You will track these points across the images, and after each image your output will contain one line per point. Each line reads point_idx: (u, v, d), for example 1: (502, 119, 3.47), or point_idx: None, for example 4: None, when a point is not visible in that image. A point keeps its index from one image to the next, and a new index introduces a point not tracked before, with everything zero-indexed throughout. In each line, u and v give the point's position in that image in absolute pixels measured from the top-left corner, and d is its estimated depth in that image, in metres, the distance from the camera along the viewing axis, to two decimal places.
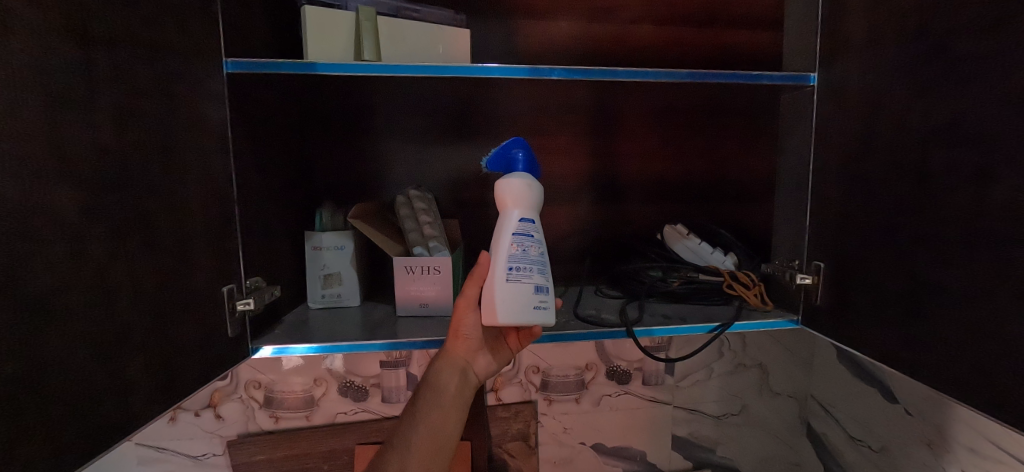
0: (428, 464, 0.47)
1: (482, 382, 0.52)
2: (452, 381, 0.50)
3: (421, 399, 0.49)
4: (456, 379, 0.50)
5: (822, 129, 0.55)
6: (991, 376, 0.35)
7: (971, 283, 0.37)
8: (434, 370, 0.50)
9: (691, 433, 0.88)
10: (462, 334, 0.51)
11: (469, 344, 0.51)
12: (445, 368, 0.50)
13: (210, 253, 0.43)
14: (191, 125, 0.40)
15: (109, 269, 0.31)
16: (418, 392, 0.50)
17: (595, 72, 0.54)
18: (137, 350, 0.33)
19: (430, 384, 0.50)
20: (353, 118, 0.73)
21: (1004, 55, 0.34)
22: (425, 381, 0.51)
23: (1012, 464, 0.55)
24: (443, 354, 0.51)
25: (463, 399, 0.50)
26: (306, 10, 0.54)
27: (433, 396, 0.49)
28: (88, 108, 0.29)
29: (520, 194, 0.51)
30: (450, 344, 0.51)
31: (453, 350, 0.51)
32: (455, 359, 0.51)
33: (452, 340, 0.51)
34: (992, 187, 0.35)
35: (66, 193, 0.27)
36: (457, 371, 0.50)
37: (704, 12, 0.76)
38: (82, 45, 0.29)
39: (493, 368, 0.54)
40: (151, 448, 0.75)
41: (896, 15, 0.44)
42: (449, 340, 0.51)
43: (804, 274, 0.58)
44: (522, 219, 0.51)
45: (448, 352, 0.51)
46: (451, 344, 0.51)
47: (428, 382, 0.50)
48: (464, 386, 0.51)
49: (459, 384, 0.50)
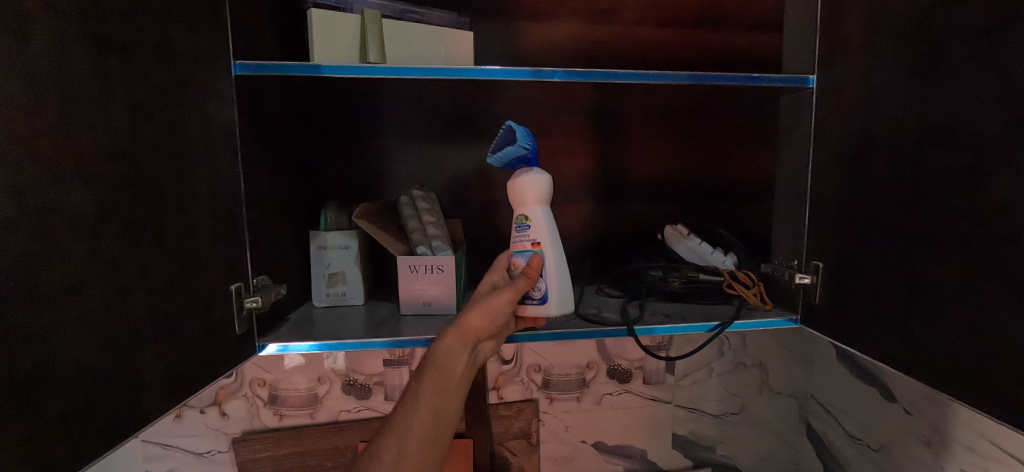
0: (422, 463, 0.45)
1: (482, 364, 0.52)
2: (461, 361, 0.49)
3: (427, 377, 0.47)
4: (464, 360, 0.50)
5: (821, 130, 0.56)
6: (987, 374, 0.36)
7: (969, 283, 0.37)
8: (446, 347, 0.49)
9: (692, 432, 0.88)
10: (489, 317, 0.51)
11: (489, 328, 0.51)
12: (456, 346, 0.49)
13: (219, 251, 0.44)
14: (201, 126, 0.41)
15: (121, 268, 0.31)
16: (420, 369, 0.48)
17: (597, 74, 0.54)
18: (149, 347, 0.34)
19: (438, 362, 0.48)
20: (357, 118, 0.73)
21: (1002, 58, 0.34)
22: (432, 355, 0.49)
23: (1011, 463, 0.55)
24: (460, 330, 0.49)
25: (466, 381, 0.50)
26: (311, 12, 0.54)
27: (440, 375, 0.48)
28: (101, 112, 0.30)
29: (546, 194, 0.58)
30: (469, 319, 0.50)
31: (473, 328, 0.50)
32: (469, 338, 0.50)
33: (472, 316, 0.50)
34: (989, 188, 0.35)
35: (81, 192, 0.28)
36: (467, 351, 0.50)
37: (705, 14, 0.77)
38: (96, 50, 0.29)
39: (492, 349, 0.54)
40: (157, 444, 0.76)
41: (895, 18, 0.44)
42: (474, 319, 0.50)
43: (803, 274, 0.59)
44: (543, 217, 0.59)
45: (467, 328, 0.50)
46: (470, 320, 0.50)
47: (435, 358, 0.48)
48: (469, 366, 0.51)
49: (466, 364, 0.50)
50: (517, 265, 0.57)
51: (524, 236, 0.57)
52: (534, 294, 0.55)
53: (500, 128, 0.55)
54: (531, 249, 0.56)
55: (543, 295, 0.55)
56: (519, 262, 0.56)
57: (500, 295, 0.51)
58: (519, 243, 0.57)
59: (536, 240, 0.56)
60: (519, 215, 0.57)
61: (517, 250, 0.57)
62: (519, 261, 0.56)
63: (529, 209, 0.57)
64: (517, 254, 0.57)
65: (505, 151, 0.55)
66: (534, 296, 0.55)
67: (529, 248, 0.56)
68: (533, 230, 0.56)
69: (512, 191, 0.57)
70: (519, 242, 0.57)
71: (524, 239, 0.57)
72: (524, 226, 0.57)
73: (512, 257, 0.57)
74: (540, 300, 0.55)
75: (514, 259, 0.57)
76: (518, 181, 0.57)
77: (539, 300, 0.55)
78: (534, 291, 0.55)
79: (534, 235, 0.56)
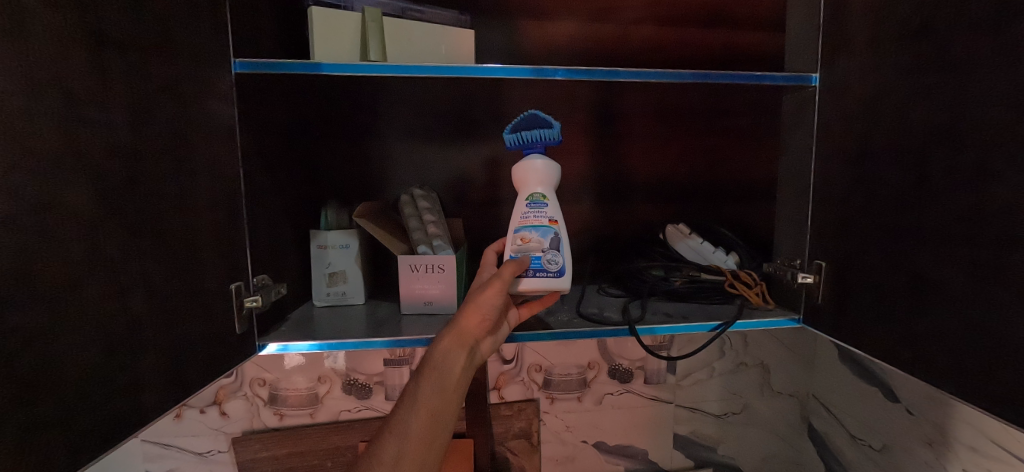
0: (419, 466, 0.44)
1: (485, 361, 0.52)
2: (460, 361, 0.49)
3: (423, 379, 0.47)
4: (462, 360, 0.49)
5: (824, 129, 0.56)
6: (990, 372, 0.36)
7: (971, 282, 0.37)
8: (444, 349, 0.48)
9: (692, 432, 0.88)
10: (479, 315, 0.50)
11: (484, 325, 0.50)
12: (452, 346, 0.48)
13: (218, 250, 0.44)
14: (201, 124, 0.41)
15: (120, 266, 0.31)
16: (418, 372, 0.48)
17: (600, 73, 0.54)
18: (149, 346, 0.34)
19: (434, 363, 0.48)
20: (357, 117, 0.73)
21: (1005, 57, 0.34)
22: (428, 357, 0.48)
23: (1013, 464, 0.55)
24: (455, 332, 0.49)
25: (466, 378, 0.50)
26: (312, 11, 0.54)
27: (437, 376, 0.47)
28: (100, 111, 0.29)
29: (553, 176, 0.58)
30: (461, 320, 0.49)
31: (466, 327, 0.49)
32: (465, 338, 0.49)
33: (463, 316, 0.50)
34: (992, 187, 0.35)
35: (81, 191, 0.28)
36: (465, 350, 0.49)
37: (706, 13, 0.76)
38: (96, 48, 0.29)
39: (497, 344, 0.53)
40: (157, 444, 0.76)
41: (898, 16, 0.44)
42: (466, 317, 0.49)
43: (805, 274, 0.58)
44: (530, 200, 0.57)
45: (461, 328, 0.49)
46: (462, 320, 0.49)
47: (432, 360, 0.48)
48: (470, 365, 0.50)
49: (465, 363, 0.49)
50: (530, 240, 0.55)
51: (540, 213, 0.56)
52: (550, 268, 0.54)
53: (528, 113, 0.55)
54: (547, 226, 0.56)
55: (560, 269, 0.55)
56: (534, 238, 0.55)
57: (485, 289, 0.50)
58: (534, 219, 0.56)
59: (553, 217, 0.56)
60: (534, 192, 0.57)
61: (533, 225, 0.55)
62: (535, 236, 0.55)
63: (545, 187, 0.57)
64: (533, 229, 0.55)
65: (537, 131, 0.56)
66: (551, 270, 0.54)
67: (546, 225, 0.56)
68: (551, 208, 0.56)
69: (530, 170, 0.57)
70: (535, 218, 0.56)
71: (541, 216, 0.56)
72: (541, 204, 0.56)
73: (527, 232, 0.55)
74: (557, 273, 0.54)
75: (528, 234, 0.55)
76: (544, 163, 0.57)
77: (555, 273, 0.54)
78: (551, 264, 0.55)
79: (551, 212, 0.56)
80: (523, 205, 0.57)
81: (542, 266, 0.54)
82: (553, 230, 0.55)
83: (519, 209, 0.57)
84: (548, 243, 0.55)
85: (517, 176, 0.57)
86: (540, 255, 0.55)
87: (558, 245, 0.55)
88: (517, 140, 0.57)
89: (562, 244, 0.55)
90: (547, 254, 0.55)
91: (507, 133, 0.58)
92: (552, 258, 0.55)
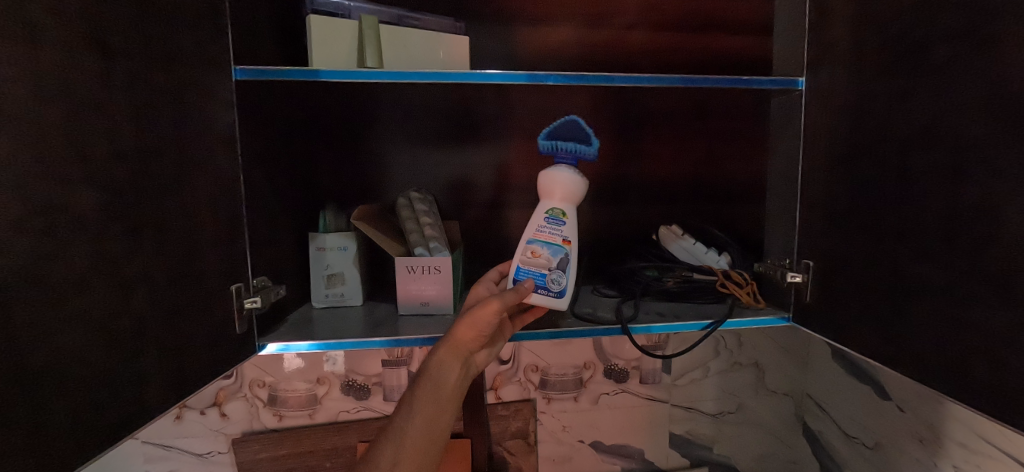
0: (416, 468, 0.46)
1: (478, 371, 0.53)
2: (454, 373, 0.50)
3: (419, 387, 0.48)
4: (456, 371, 0.50)
5: (810, 131, 0.57)
6: (967, 365, 0.37)
7: (949, 279, 0.38)
8: (439, 360, 0.49)
9: (689, 432, 0.89)
10: (478, 329, 0.49)
11: (478, 340, 0.50)
12: (446, 359, 0.49)
13: (219, 251, 0.45)
14: (203, 129, 0.42)
15: (122, 264, 0.32)
16: (416, 379, 0.49)
17: (592, 77, 0.55)
18: (152, 344, 0.35)
19: (430, 374, 0.48)
20: (355, 121, 0.74)
21: (977, 61, 0.35)
22: (424, 367, 0.49)
23: (1002, 459, 0.56)
24: (451, 344, 0.49)
25: (461, 389, 0.51)
26: (309, 19, 0.55)
27: (433, 386, 0.48)
28: (105, 115, 0.31)
29: (577, 194, 0.58)
30: (456, 334, 0.49)
31: (462, 341, 0.49)
32: (461, 350, 0.50)
33: (458, 330, 0.49)
34: (968, 187, 0.36)
35: (88, 194, 0.29)
36: (459, 362, 0.50)
37: (698, 17, 0.78)
38: (101, 53, 0.30)
39: (490, 356, 0.54)
40: (158, 445, 0.77)
41: (878, 22, 0.45)
42: (462, 332, 0.49)
43: (794, 273, 0.60)
44: (549, 215, 0.57)
45: (456, 341, 0.49)
46: (457, 334, 0.49)
47: (428, 370, 0.49)
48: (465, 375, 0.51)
49: (460, 373, 0.50)
50: (540, 255, 0.56)
51: (556, 231, 0.57)
52: (551, 288, 0.55)
53: (570, 117, 0.57)
54: (560, 245, 0.56)
55: (561, 290, 0.55)
56: (544, 254, 0.56)
57: (483, 308, 0.48)
58: (548, 235, 0.57)
59: (568, 238, 0.57)
60: (556, 207, 0.57)
61: (547, 242, 0.56)
62: (545, 252, 0.56)
63: (567, 205, 0.58)
64: (545, 245, 0.56)
65: (574, 146, 0.57)
66: (553, 289, 0.55)
67: (559, 243, 0.56)
68: (568, 227, 0.57)
69: (560, 181, 0.57)
70: (550, 234, 0.57)
71: (555, 233, 0.57)
72: (559, 220, 0.57)
73: (540, 248, 0.56)
74: (557, 294, 0.55)
75: (539, 249, 0.56)
76: (574, 177, 0.57)
77: (555, 293, 0.55)
78: (552, 284, 0.55)
79: (567, 232, 0.57)
80: (542, 218, 0.57)
81: (544, 283, 0.55)
82: (564, 251, 0.56)
83: (536, 220, 0.57)
84: (556, 263, 0.55)
85: (545, 184, 0.58)
86: (546, 273, 0.55)
87: (565, 266, 0.56)
88: (553, 147, 0.57)
89: (569, 266, 0.56)
90: (552, 274, 0.55)
91: (543, 138, 0.58)
92: (557, 278, 0.55)
